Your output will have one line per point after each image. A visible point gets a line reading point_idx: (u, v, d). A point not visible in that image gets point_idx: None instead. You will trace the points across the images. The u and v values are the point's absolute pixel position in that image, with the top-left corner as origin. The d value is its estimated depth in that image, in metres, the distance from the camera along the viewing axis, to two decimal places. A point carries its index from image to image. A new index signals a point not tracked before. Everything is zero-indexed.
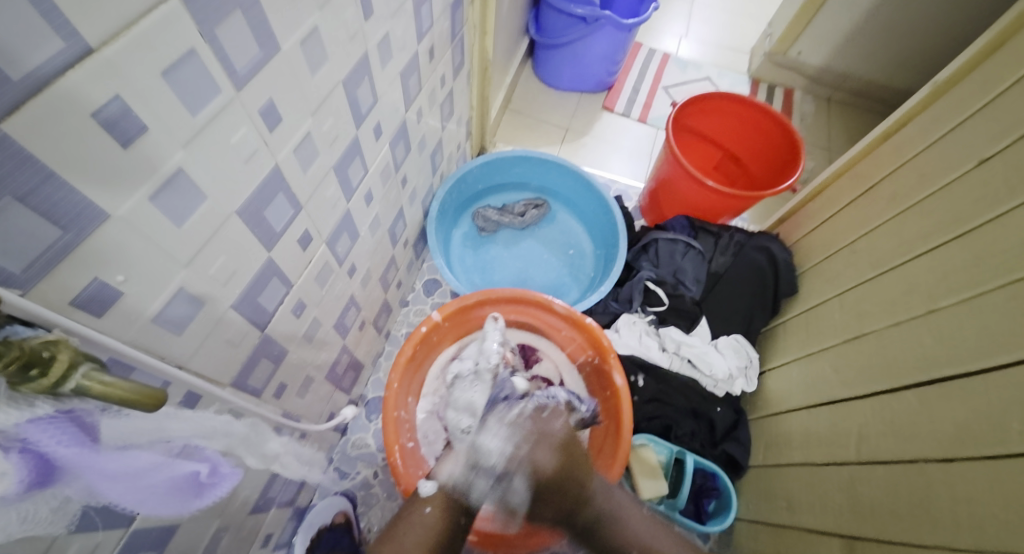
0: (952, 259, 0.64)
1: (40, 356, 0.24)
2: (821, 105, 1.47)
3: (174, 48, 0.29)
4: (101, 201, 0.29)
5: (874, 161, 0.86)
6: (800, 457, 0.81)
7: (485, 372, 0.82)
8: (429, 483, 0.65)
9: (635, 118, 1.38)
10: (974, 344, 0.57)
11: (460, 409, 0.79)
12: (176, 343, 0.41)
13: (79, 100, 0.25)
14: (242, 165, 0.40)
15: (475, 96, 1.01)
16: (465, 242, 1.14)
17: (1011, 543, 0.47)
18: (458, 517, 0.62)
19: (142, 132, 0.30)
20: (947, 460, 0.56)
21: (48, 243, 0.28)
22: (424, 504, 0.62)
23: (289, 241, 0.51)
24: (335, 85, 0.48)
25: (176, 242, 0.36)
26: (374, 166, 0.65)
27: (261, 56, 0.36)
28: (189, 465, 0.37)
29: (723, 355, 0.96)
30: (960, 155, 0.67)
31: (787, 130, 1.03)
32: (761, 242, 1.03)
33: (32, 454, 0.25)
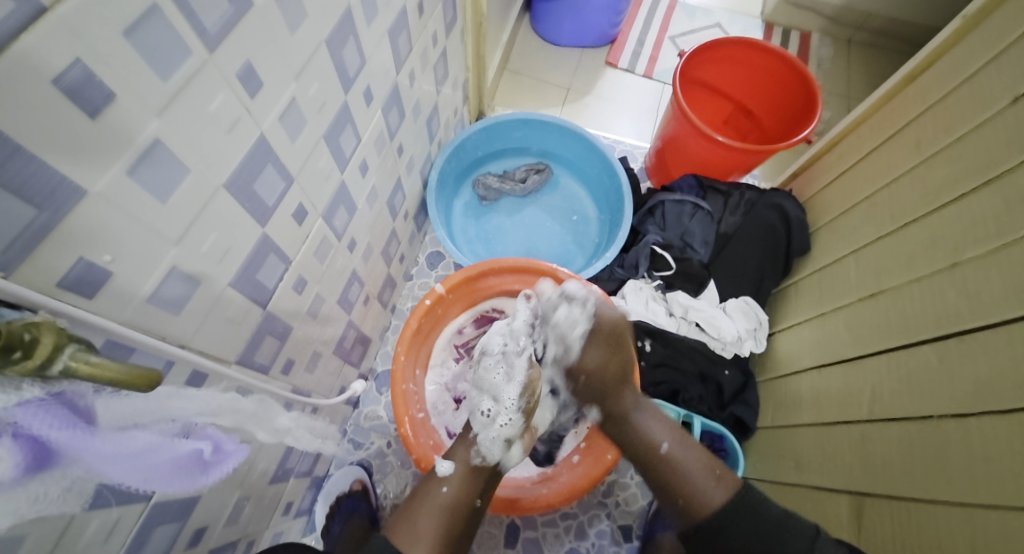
0: (978, 207, 0.61)
1: (22, 338, 0.23)
2: (839, 49, 1.39)
3: (134, 5, 0.27)
4: (76, 176, 0.28)
5: (897, 107, 0.81)
6: (809, 417, 0.81)
7: (513, 358, 0.76)
8: (446, 463, 0.69)
9: (640, 74, 1.32)
10: (998, 296, 0.55)
11: (482, 390, 0.76)
12: (175, 323, 0.40)
13: (37, 66, 0.24)
14: (225, 135, 0.38)
15: (470, 57, 0.97)
16: (467, 211, 1.12)
17: None
18: (474, 501, 0.67)
19: (110, 100, 0.28)
20: (963, 416, 0.56)
21: (24, 222, 0.26)
22: (440, 484, 0.67)
23: (284, 215, 0.50)
24: (318, 45, 0.45)
25: (163, 219, 0.35)
26: (367, 134, 0.63)
27: (233, 13, 0.34)
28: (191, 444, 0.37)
29: (731, 318, 0.95)
30: (991, 94, 0.63)
31: (803, 77, 0.98)
32: (773, 199, 1.00)
33: (25, 438, 0.25)
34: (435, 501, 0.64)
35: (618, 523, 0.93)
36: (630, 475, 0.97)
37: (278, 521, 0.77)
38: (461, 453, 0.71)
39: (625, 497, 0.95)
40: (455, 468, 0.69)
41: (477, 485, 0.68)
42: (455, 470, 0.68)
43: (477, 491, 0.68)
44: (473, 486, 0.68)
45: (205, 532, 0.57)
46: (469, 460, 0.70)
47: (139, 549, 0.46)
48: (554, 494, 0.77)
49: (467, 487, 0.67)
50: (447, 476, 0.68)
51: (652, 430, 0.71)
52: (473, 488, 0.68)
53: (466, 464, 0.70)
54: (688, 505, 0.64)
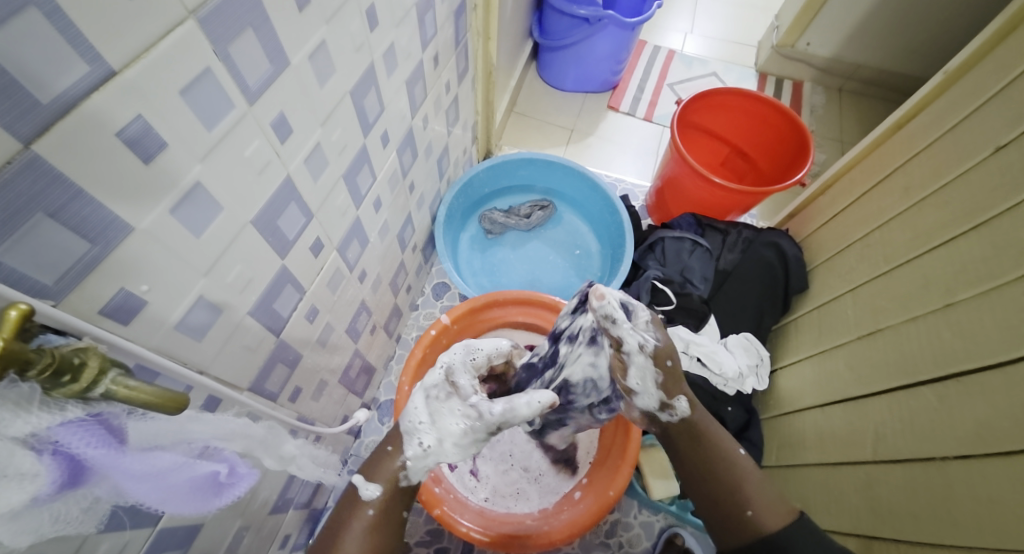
0: (968, 251, 0.64)
1: (71, 362, 0.26)
2: (831, 97, 1.46)
3: (190, 68, 0.31)
4: (125, 215, 0.31)
5: (886, 153, 0.85)
6: (814, 455, 0.81)
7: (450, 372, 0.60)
8: (372, 485, 0.57)
9: (640, 117, 1.38)
10: (994, 338, 0.57)
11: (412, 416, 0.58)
12: (197, 349, 0.42)
13: (104, 121, 0.27)
14: (256, 177, 0.41)
15: (480, 101, 1.02)
16: (472, 245, 1.15)
17: None
18: (400, 513, 0.58)
19: (162, 149, 0.31)
20: (966, 457, 0.56)
21: (77, 256, 0.29)
22: (366, 507, 0.56)
23: (302, 248, 0.53)
24: (343, 96, 0.50)
25: (195, 252, 0.38)
26: (382, 173, 0.67)
27: (272, 72, 0.38)
28: (208, 466, 0.39)
29: (733, 353, 0.95)
30: (975, 144, 0.67)
31: (795, 124, 1.02)
32: (770, 238, 1.03)
33: (63, 455, 0.27)
34: (360, 529, 0.55)
35: None
36: (633, 514, 0.96)
37: (275, 553, 0.77)
38: (386, 466, 0.58)
39: (629, 537, 0.94)
40: (381, 489, 0.57)
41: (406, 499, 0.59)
42: (381, 492, 0.57)
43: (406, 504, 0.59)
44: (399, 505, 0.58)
45: None
46: (396, 481, 0.58)
47: None
48: (555, 531, 0.77)
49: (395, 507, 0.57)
50: (373, 499, 0.56)
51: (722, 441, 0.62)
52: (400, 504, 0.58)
53: (394, 482, 0.58)
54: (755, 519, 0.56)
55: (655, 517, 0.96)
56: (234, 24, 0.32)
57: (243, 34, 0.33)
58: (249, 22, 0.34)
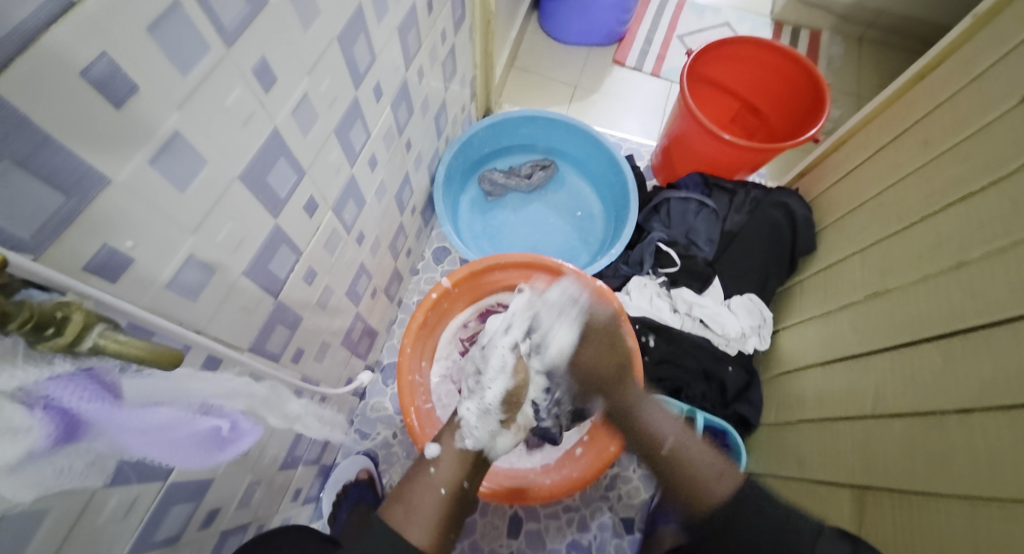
0: (985, 208, 0.61)
1: (53, 316, 0.24)
2: (848, 47, 1.39)
3: (156, 3, 0.28)
4: (101, 166, 0.30)
5: (906, 106, 0.81)
6: (813, 412, 0.81)
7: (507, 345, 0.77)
8: (433, 446, 0.67)
9: (647, 72, 1.32)
10: (1005, 295, 0.55)
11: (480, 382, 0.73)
12: (191, 309, 0.42)
13: (65, 60, 0.25)
14: (239, 130, 0.39)
15: (478, 54, 0.98)
16: (473, 207, 1.13)
17: None
18: (461, 483, 0.63)
19: (133, 93, 0.30)
20: (965, 412, 0.56)
21: (53, 209, 0.28)
22: (429, 466, 0.64)
23: (295, 208, 0.52)
24: (330, 42, 0.47)
25: (181, 208, 0.37)
26: (377, 129, 0.64)
27: (249, 11, 0.35)
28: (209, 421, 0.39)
29: (735, 314, 0.95)
30: (998, 94, 0.63)
31: (811, 76, 0.98)
32: (778, 198, 1.00)
33: (56, 410, 0.26)
34: (426, 481, 0.62)
35: (620, 515, 0.94)
36: (633, 469, 0.98)
37: (287, 507, 0.79)
38: (449, 438, 0.68)
39: (627, 490, 0.96)
40: (443, 451, 0.66)
41: (465, 465, 0.65)
42: (442, 453, 0.66)
43: (466, 473, 0.64)
44: (460, 468, 0.65)
45: (217, 515, 0.59)
46: (454, 444, 0.67)
47: (154, 527, 0.48)
48: (557, 485, 0.78)
49: (454, 471, 0.64)
50: (435, 459, 0.65)
51: (656, 420, 0.67)
52: (461, 470, 0.65)
53: (453, 448, 0.67)
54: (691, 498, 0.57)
55: None
56: None
57: None
58: None
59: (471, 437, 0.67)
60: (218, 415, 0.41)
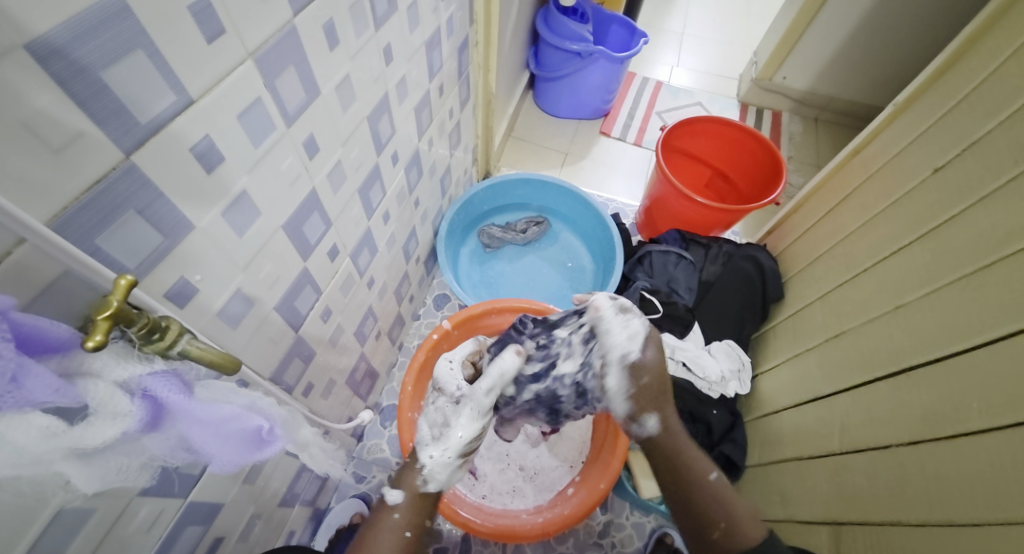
0: (913, 258, 0.71)
1: (159, 324, 0.32)
2: (808, 126, 1.56)
3: (246, 98, 0.38)
4: (191, 216, 0.38)
5: (847, 173, 0.93)
6: (791, 452, 0.86)
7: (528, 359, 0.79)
8: (397, 492, 0.64)
9: (631, 142, 1.47)
10: (937, 334, 0.64)
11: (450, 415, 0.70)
12: (232, 336, 0.49)
13: (181, 138, 0.34)
14: (288, 187, 0.49)
15: (480, 126, 1.11)
16: (471, 258, 1.23)
17: (982, 514, 0.53)
18: (423, 523, 0.63)
19: (220, 162, 0.38)
20: (916, 442, 0.62)
21: (153, 246, 0.36)
22: (391, 510, 0.62)
23: (320, 254, 0.60)
24: (361, 120, 0.57)
25: (237, 251, 0.45)
26: (391, 189, 0.74)
27: (306, 99, 0.46)
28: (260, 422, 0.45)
29: (715, 358, 1.02)
30: (920, 164, 0.75)
31: (770, 149, 1.11)
32: (749, 251, 1.10)
33: (148, 399, 0.32)
34: (388, 525, 0.61)
35: None
36: (625, 515, 1.01)
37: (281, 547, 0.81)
38: (409, 477, 0.66)
39: (621, 538, 0.99)
40: (404, 495, 0.64)
41: (424, 507, 0.64)
42: (404, 498, 0.64)
43: (428, 513, 0.65)
44: (421, 509, 0.64)
45: (221, 542, 0.62)
46: (416, 487, 0.65)
47: (169, 546, 0.52)
48: (548, 522, 0.81)
49: (415, 512, 0.63)
50: (397, 504, 0.63)
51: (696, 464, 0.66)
52: (423, 510, 0.64)
53: (414, 490, 0.65)
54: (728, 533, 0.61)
55: (646, 519, 1.00)
56: (280, 63, 0.40)
57: (286, 70, 0.41)
58: (292, 61, 0.42)
59: (434, 482, 0.66)
60: (265, 418, 0.47)
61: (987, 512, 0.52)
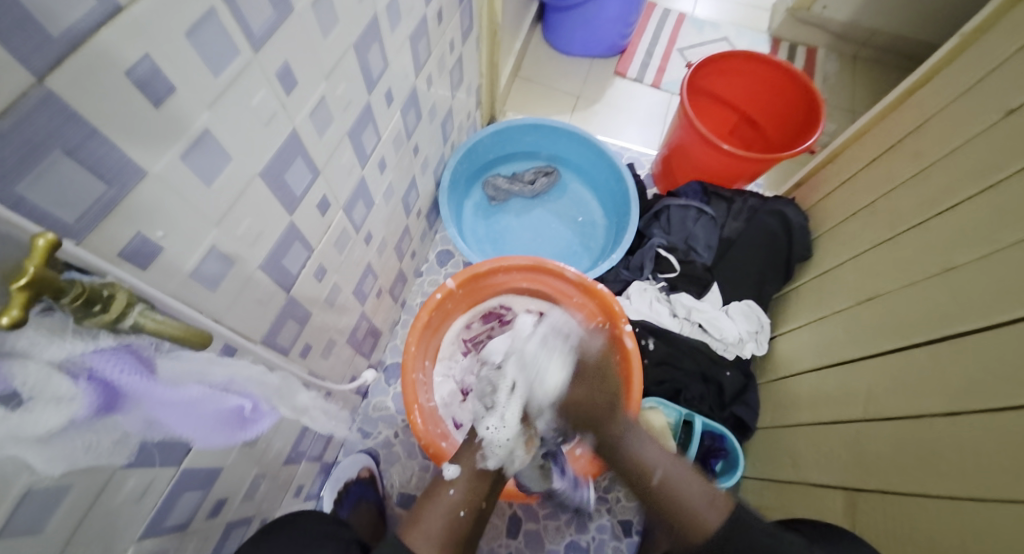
0: (972, 215, 0.63)
1: (101, 294, 0.27)
2: (844, 64, 1.42)
3: (195, 10, 0.31)
4: (139, 158, 0.32)
5: (897, 118, 0.84)
6: (807, 416, 0.83)
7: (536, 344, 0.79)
8: (453, 468, 0.67)
9: (649, 84, 1.35)
10: (990, 300, 0.57)
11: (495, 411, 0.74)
12: (211, 299, 0.44)
13: (112, 59, 0.27)
14: (262, 128, 0.42)
15: (484, 63, 1.01)
16: (477, 212, 1.16)
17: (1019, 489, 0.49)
18: (479, 503, 0.65)
19: (170, 92, 0.32)
20: (953, 414, 0.58)
21: (95, 196, 0.30)
22: (447, 487, 0.65)
23: (309, 206, 0.54)
24: (347, 49, 0.49)
25: (207, 202, 0.39)
26: (386, 133, 0.67)
27: (275, 17, 0.38)
28: (236, 401, 0.42)
29: (733, 320, 0.97)
30: (985, 108, 0.66)
31: (808, 89, 1.00)
32: (776, 206, 1.02)
33: (98, 381, 0.28)
34: (443, 503, 0.63)
35: (619, 518, 0.95)
36: None
37: (289, 503, 0.80)
38: (469, 457, 0.69)
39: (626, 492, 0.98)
40: (460, 472, 0.67)
41: (483, 487, 0.67)
42: (460, 474, 0.67)
43: (483, 494, 0.66)
44: (476, 490, 0.66)
45: (224, 505, 0.60)
46: (476, 464, 0.69)
47: (166, 513, 0.49)
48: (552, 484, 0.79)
49: (472, 491, 0.65)
50: (453, 480, 0.66)
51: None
52: (480, 491, 0.66)
53: (473, 468, 0.68)
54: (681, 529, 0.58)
55: None
56: None
57: None
58: None
59: (492, 458, 0.70)
60: (243, 395, 0.43)
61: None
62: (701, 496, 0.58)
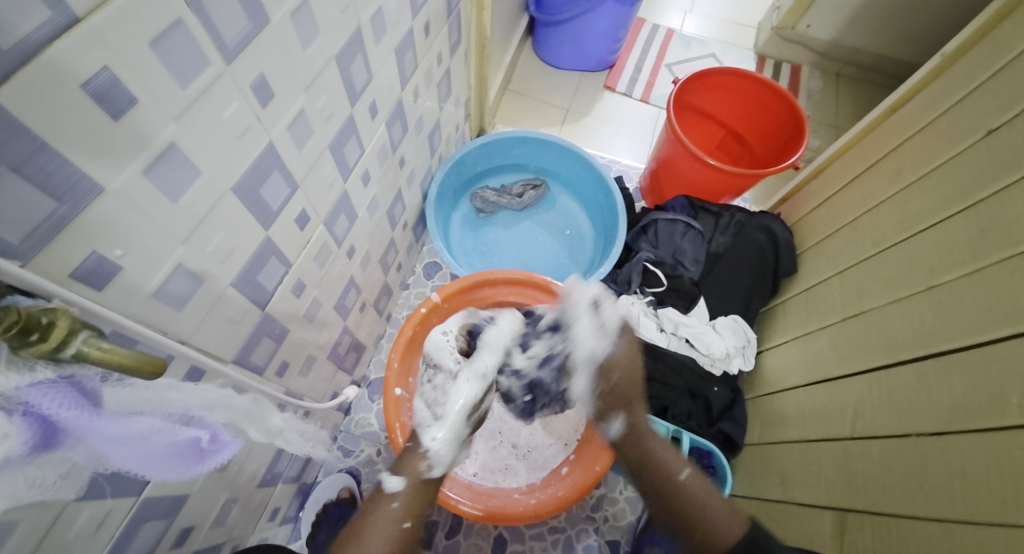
0: (955, 233, 0.63)
1: (39, 322, 0.25)
2: (830, 81, 1.44)
3: (161, 19, 0.29)
4: (94, 173, 0.30)
5: (880, 135, 0.85)
6: (795, 433, 0.82)
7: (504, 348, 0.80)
8: (396, 479, 0.63)
9: (638, 98, 1.36)
10: (976, 318, 0.57)
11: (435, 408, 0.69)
12: (177, 319, 0.41)
13: (67, 72, 0.25)
14: (235, 142, 0.40)
15: (473, 76, 1.00)
16: (464, 224, 1.14)
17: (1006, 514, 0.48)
18: (423, 512, 0.63)
19: (132, 105, 0.30)
20: (940, 434, 0.57)
21: (45, 214, 0.28)
22: (390, 500, 0.61)
23: (286, 221, 0.52)
24: (328, 60, 0.48)
25: (173, 218, 0.37)
26: (370, 146, 0.65)
27: (251, 29, 0.36)
28: (191, 432, 0.40)
29: (721, 335, 0.96)
30: (968, 127, 0.66)
31: (792, 106, 1.01)
32: (762, 221, 1.02)
33: (34, 416, 0.27)
34: (387, 515, 0.60)
35: (606, 538, 0.93)
36: (619, 489, 0.97)
37: (264, 526, 0.77)
38: (412, 463, 0.64)
39: (614, 511, 0.96)
40: (405, 483, 0.62)
41: (424, 496, 0.63)
42: (404, 486, 0.62)
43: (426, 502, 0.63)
44: (419, 498, 0.63)
45: (192, 532, 0.57)
46: (420, 474, 0.63)
47: (125, 545, 0.46)
48: (542, 503, 0.77)
49: (415, 501, 0.62)
50: (397, 492, 0.61)
51: (669, 460, 0.69)
52: (421, 499, 0.63)
53: (417, 478, 0.63)
54: (705, 541, 0.61)
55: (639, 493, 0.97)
56: None
57: None
58: None
59: (438, 468, 0.64)
60: (200, 426, 0.41)
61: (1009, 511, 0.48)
62: (716, 509, 0.63)
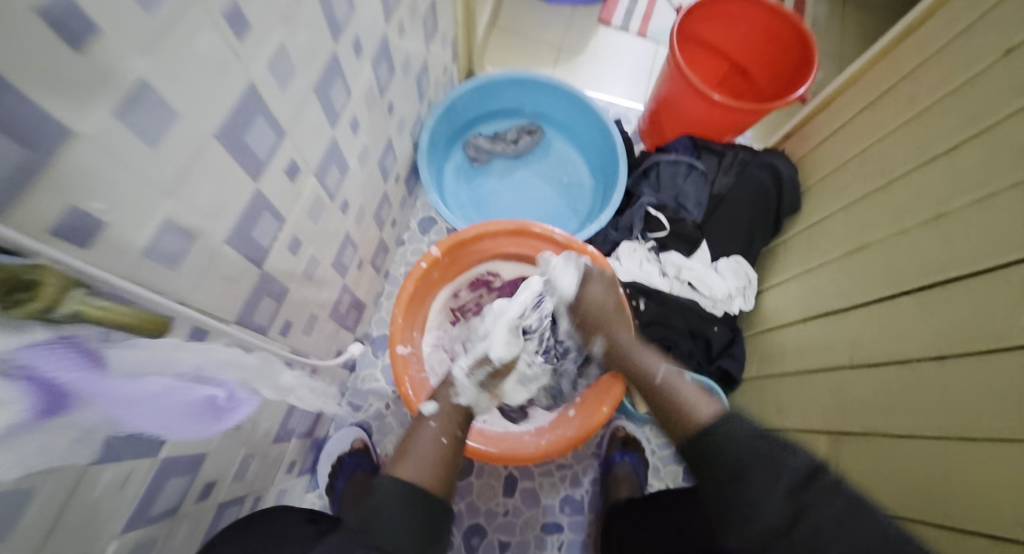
0: (967, 160, 0.61)
1: (31, 279, 0.24)
2: (834, 8, 1.37)
3: None
4: (63, 117, 0.27)
5: (892, 62, 0.81)
6: (793, 366, 0.83)
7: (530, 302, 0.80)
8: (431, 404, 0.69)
9: (633, 33, 1.29)
10: (979, 245, 0.57)
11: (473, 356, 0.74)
12: (173, 277, 0.39)
13: None
14: (213, 81, 0.36)
15: (460, 10, 0.93)
16: (458, 175, 1.10)
17: (994, 427, 0.49)
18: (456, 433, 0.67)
19: (93, 35, 0.26)
20: (940, 358, 0.57)
21: (13, 164, 0.25)
22: (428, 420, 0.67)
23: (276, 170, 0.49)
24: None
25: (155, 167, 0.34)
26: (358, 88, 0.61)
27: None
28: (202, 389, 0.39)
29: (722, 276, 0.96)
30: (987, 45, 0.63)
31: (800, 35, 0.96)
32: (766, 159, 1.00)
33: (36, 380, 0.25)
34: (424, 433, 0.64)
35: None
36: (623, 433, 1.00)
37: (282, 480, 0.78)
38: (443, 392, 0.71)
39: None
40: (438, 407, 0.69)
41: (455, 420, 0.68)
42: (437, 409, 0.68)
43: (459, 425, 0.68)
44: (452, 420, 0.68)
45: (214, 488, 0.57)
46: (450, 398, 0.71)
47: (150, 503, 0.46)
48: (553, 443, 0.78)
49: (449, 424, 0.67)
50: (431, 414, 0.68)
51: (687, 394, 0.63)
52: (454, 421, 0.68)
53: (448, 403, 0.70)
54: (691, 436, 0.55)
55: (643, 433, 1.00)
56: None
57: None
58: None
59: (464, 395, 0.71)
60: (211, 383, 0.41)
61: (998, 426, 0.49)
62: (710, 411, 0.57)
